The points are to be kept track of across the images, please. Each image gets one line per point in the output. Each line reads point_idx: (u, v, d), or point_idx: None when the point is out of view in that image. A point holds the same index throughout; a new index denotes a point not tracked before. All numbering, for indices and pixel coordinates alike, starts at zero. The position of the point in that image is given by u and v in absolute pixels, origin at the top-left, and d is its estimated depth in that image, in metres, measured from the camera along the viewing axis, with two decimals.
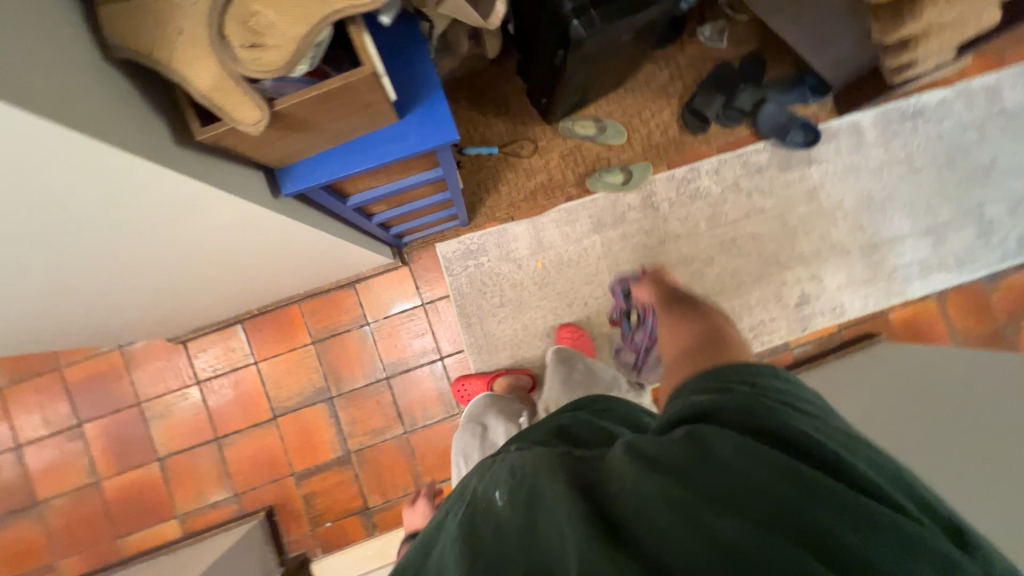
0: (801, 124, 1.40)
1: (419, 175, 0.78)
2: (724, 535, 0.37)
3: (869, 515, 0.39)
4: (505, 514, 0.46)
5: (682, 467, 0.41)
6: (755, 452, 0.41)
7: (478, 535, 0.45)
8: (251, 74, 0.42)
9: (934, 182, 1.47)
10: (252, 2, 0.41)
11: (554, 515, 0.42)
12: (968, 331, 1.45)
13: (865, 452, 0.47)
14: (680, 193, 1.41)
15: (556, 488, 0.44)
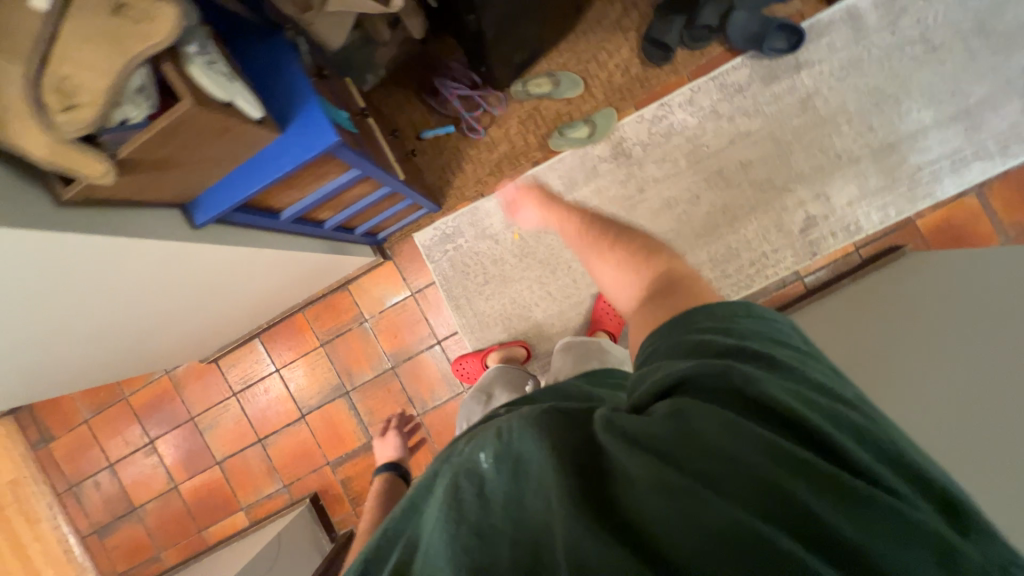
0: (780, 26, 1.24)
1: (339, 178, 0.82)
2: (710, 522, 0.36)
3: (870, 504, 0.38)
4: (489, 478, 0.45)
5: (674, 452, 0.41)
6: (748, 437, 0.40)
7: (461, 497, 0.45)
8: (75, 134, 0.47)
9: (960, 57, 1.25)
10: (59, 66, 0.45)
11: (540, 485, 0.42)
12: (1022, 224, 1.25)
13: (874, 429, 0.44)
14: (652, 134, 1.33)
15: (543, 456, 0.44)
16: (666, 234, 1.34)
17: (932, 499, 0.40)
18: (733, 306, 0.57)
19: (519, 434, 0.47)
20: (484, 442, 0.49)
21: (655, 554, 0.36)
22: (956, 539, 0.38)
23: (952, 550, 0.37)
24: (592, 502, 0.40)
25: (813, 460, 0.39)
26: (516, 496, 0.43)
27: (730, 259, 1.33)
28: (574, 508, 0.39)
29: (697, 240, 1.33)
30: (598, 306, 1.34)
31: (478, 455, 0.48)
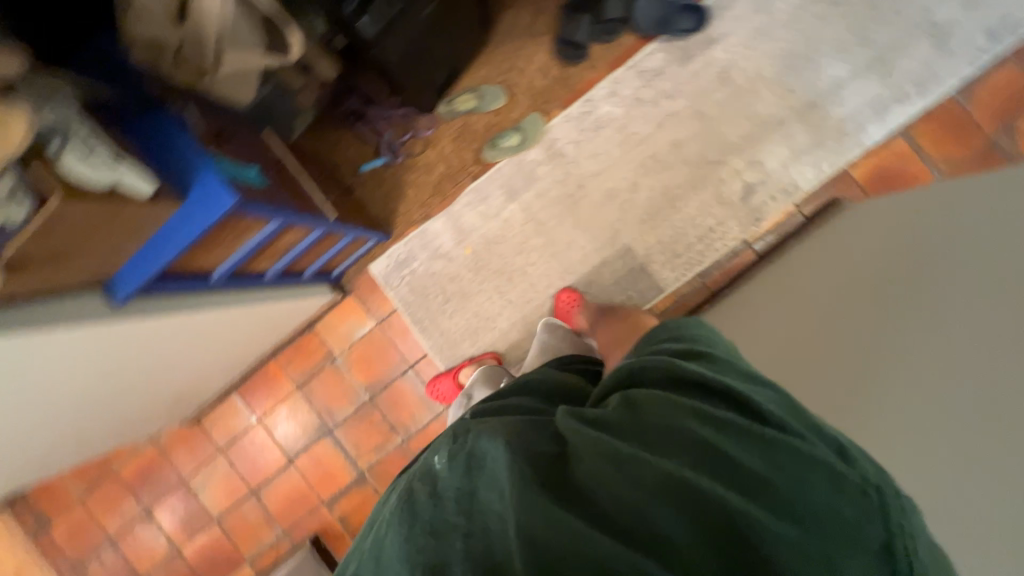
0: (682, 7, 1.28)
1: (261, 232, 0.84)
2: (641, 476, 0.46)
3: (768, 442, 0.49)
4: (445, 475, 0.52)
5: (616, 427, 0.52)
6: (674, 406, 0.53)
7: (418, 502, 0.51)
8: None
9: (861, 9, 1.28)
10: None
11: (492, 473, 0.49)
12: (953, 157, 1.28)
13: (772, 392, 0.57)
14: (582, 130, 1.36)
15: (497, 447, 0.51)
16: (612, 224, 1.36)
17: (822, 436, 0.52)
18: (685, 321, 0.73)
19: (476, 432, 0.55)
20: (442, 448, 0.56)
21: (606, 507, 0.45)
22: (840, 464, 0.49)
23: (834, 472, 0.48)
24: (548, 475, 0.48)
25: (727, 416, 0.51)
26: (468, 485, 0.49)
27: (679, 238, 1.35)
28: (537, 478, 0.47)
29: (644, 225, 1.36)
30: (559, 305, 1.35)
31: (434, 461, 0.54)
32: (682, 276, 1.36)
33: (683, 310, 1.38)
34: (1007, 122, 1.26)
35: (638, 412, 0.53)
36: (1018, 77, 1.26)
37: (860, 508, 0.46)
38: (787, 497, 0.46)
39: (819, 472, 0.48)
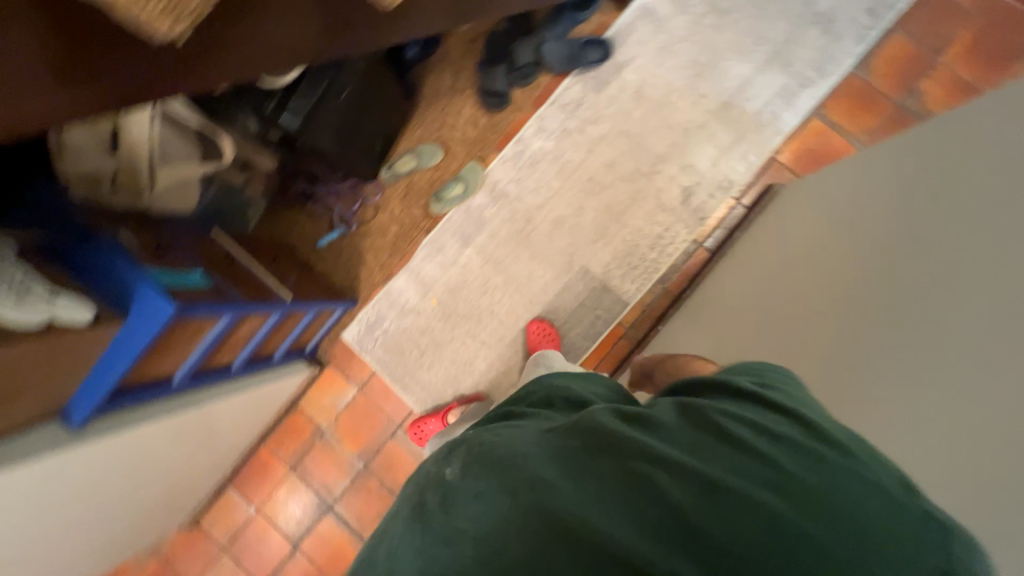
0: (586, 43, 1.38)
1: (215, 330, 0.87)
2: (687, 479, 0.44)
3: (822, 457, 0.46)
4: (459, 480, 0.54)
5: (668, 430, 0.50)
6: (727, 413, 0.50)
7: (439, 508, 0.53)
8: None
9: (749, 13, 1.39)
10: None
11: (505, 473, 0.50)
12: (867, 127, 1.35)
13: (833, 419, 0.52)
14: (519, 168, 1.43)
15: (516, 451, 0.52)
16: (566, 249, 1.41)
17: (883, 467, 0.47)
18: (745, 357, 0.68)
19: (495, 439, 0.56)
20: (458, 456, 0.59)
21: (636, 515, 0.43)
22: (900, 493, 0.45)
23: (894, 501, 0.44)
24: (569, 475, 0.47)
25: (785, 429, 0.48)
26: (482, 487, 0.51)
27: (631, 251, 1.39)
28: (557, 479, 0.47)
29: (596, 244, 1.40)
30: (530, 337, 1.37)
31: (450, 469, 0.57)
32: (642, 286, 1.39)
33: (651, 317, 1.41)
34: (907, 86, 1.35)
35: (673, 416, 0.51)
36: (906, 45, 1.36)
37: (906, 523, 0.42)
38: (820, 497, 0.43)
39: (878, 497, 0.44)
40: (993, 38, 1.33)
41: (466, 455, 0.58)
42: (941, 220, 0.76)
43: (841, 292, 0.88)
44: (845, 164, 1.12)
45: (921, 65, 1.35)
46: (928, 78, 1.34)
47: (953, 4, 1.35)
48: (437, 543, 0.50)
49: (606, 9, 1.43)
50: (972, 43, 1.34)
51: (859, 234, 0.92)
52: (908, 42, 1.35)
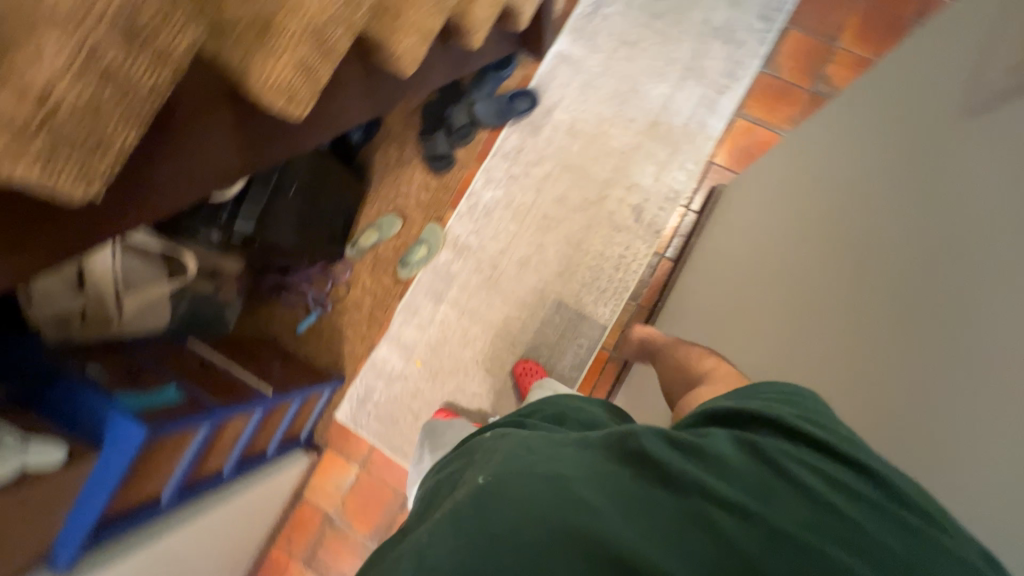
0: (514, 95, 1.49)
1: (196, 440, 0.89)
2: (765, 529, 0.41)
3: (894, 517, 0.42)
4: (490, 487, 0.46)
5: (735, 468, 0.46)
6: (795, 458, 0.47)
7: (459, 513, 0.45)
8: None
9: (656, 40, 1.51)
10: None
11: (552, 487, 0.44)
12: (788, 117, 1.44)
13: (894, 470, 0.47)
14: (476, 220, 1.49)
15: (565, 468, 0.46)
16: (535, 286, 1.45)
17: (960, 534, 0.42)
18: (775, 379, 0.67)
19: (536, 451, 0.50)
20: (487, 467, 0.51)
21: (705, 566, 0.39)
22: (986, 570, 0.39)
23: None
24: (622, 505, 0.43)
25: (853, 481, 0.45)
26: (519, 495, 0.44)
27: (598, 275, 1.43)
28: (609, 505, 0.42)
29: (563, 276, 1.44)
30: (519, 379, 1.38)
31: (477, 480, 0.49)
32: (616, 307, 1.42)
33: None
34: (813, 74, 1.45)
35: (727, 449, 0.48)
36: (804, 38, 1.47)
37: None
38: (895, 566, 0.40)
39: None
40: (879, 16, 1.45)
41: (496, 464, 0.50)
42: (844, 175, 0.81)
43: (778, 259, 0.91)
44: (776, 153, 1.19)
45: (822, 54, 1.46)
46: (830, 63, 1.45)
47: None
48: (460, 555, 0.41)
49: (526, 63, 1.54)
50: (862, 24, 1.45)
51: (799, 196, 0.95)
52: (804, 36, 1.46)
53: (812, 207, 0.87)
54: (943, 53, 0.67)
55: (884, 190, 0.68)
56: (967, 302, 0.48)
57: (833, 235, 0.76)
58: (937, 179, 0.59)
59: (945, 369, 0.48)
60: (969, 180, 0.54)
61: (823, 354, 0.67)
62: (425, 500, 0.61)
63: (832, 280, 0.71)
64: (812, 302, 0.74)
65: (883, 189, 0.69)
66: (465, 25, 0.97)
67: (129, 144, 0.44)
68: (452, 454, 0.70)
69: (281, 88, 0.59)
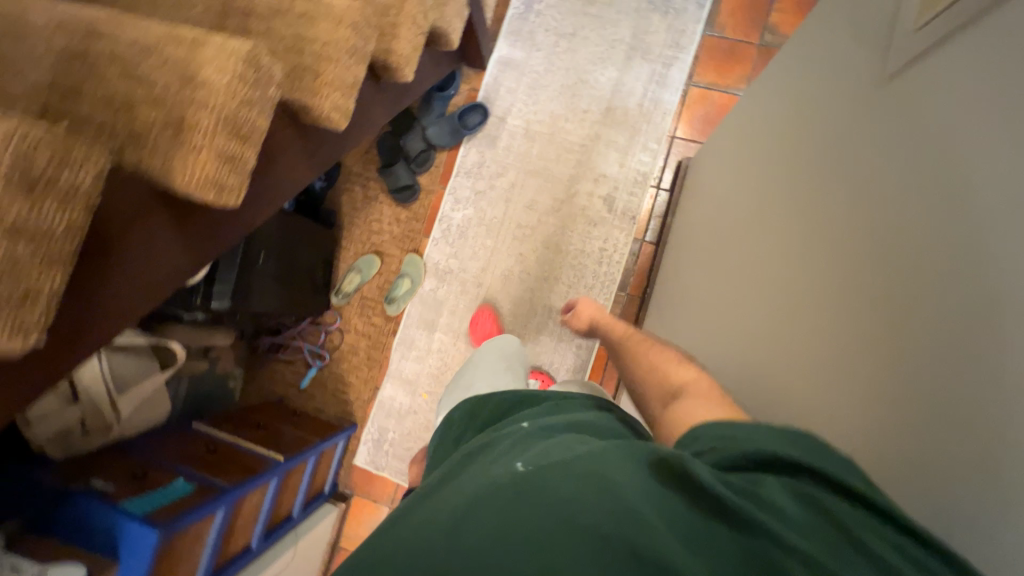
0: (464, 111, 1.47)
1: (214, 527, 0.90)
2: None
3: None
4: (534, 474, 0.47)
5: (789, 519, 0.43)
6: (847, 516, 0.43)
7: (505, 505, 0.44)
8: None
9: (593, 25, 1.49)
10: None
11: (602, 495, 0.43)
12: (740, 75, 1.41)
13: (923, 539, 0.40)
14: (452, 242, 1.49)
15: (613, 472, 0.46)
16: (523, 296, 1.44)
17: None
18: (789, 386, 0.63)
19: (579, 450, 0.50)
20: (525, 455, 0.52)
21: None
22: None
23: None
24: (668, 521, 0.42)
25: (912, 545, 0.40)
26: (562, 493, 0.44)
27: (582, 272, 1.43)
28: (660, 523, 0.42)
29: (549, 280, 1.44)
30: None
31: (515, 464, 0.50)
32: (607, 301, 1.41)
33: None
34: (759, 26, 1.42)
35: (779, 495, 0.45)
36: None
37: None
38: None
39: None
40: None
41: (537, 456, 0.51)
42: (797, 146, 0.80)
43: (753, 215, 0.89)
44: (733, 128, 1.16)
45: (762, 4, 1.42)
46: (775, 11, 1.41)
47: None
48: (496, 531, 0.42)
49: (470, 76, 1.53)
50: None
51: (764, 151, 0.93)
52: None
53: (770, 181, 0.86)
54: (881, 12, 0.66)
55: (850, 136, 0.65)
56: (923, 253, 0.48)
57: (793, 208, 0.75)
58: (885, 141, 0.58)
59: (904, 339, 0.48)
60: (918, 128, 0.53)
61: (797, 318, 0.67)
62: (453, 468, 0.64)
63: (799, 256, 0.70)
64: (781, 280, 0.73)
65: (836, 156, 0.68)
66: (392, 61, 0.96)
67: (56, 288, 0.44)
68: (486, 433, 0.74)
69: (208, 181, 0.58)
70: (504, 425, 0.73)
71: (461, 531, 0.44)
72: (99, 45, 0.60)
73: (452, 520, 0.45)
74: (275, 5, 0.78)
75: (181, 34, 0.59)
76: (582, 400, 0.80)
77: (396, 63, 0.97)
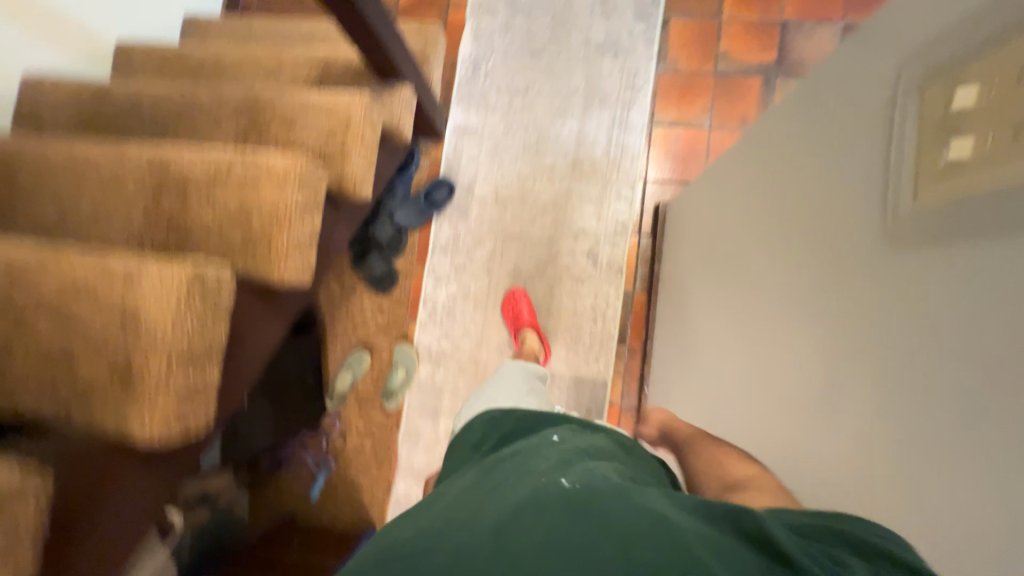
0: (429, 187, 1.42)
1: None
2: None
3: None
4: (591, 501, 0.47)
5: None
6: None
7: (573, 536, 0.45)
8: None
9: (544, 77, 1.45)
10: None
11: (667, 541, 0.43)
12: (701, 108, 1.39)
13: None
14: (441, 322, 1.44)
15: (662, 507, 0.47)
16: None
17: None
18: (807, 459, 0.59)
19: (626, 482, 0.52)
20: (568, 470, 0.54)
21: None
22: None
23: None
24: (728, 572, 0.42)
25: None
26: (613, 517, 0.46)
27: (578, 333, 1.39)
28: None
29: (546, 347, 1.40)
30: None
31: (558, 480, 0.52)
32: (608, 358, 1.38)
33: (635, 379, 1.38)
34: (711, 55, 1.39)
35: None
36: (688, 23, 1.41)
37: None
38: None
39: None
40: None
41: (586, 475, 0.53)
42: (771, 211, 0.70)
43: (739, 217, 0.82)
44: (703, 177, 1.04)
45: (711, 33, 1.40)
46: (724, 38, 1.39)
47: None
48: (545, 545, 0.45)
49: (429, 148, 1.48)
50: None
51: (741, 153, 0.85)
52: (687, 22, 1.41)
53: (749, 231, 0.77)
54: (849, 76, 0.55)
55: (831, 142, 0.57)
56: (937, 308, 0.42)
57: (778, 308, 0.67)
58: (861, 199, 0.51)
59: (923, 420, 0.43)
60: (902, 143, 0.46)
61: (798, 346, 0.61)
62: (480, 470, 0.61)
63: (795, 369, 0.62)
64: (776, 372, 0.66)
65: (816, 263, 0.59)
66: (349, 186, 0.91)
67: None
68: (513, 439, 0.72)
69: (174, 424, 0.53)
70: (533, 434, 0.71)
71: (507, 536, 0.46)
72: (28, 290, 0.54)
73: (506, 538, 0.46)
74: (211, 172, 0.73)
75: (111, 268, 0.53)
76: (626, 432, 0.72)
77: (353, 187, 0.92)
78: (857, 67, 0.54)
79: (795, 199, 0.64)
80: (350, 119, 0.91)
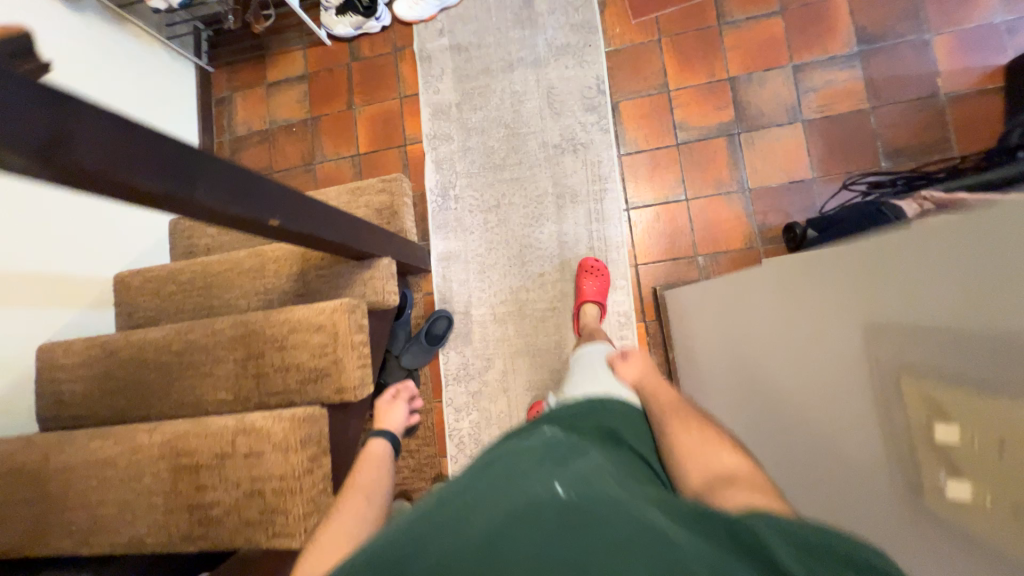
0: (428, 322, 1.44)
1: None
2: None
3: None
4: (583, 508, 0.50)
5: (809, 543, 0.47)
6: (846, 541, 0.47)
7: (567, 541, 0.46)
8: None
9: (512, 188, 1.46)
10: None
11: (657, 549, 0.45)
12: (672, 184, 1.38)
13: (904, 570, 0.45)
14: (471, 453, 1.43)
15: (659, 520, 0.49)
16: None
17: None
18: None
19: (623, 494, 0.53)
20: (565, 479, 0.55)
21: None
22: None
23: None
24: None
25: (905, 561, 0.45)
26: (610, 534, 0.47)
27: None
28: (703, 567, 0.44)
29: None
30: None
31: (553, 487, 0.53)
32: None
33: None
34: (669, 126, 1.39)
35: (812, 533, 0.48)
36: (637, 104, 1.42)
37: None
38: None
39: None
40: (688, 40, 1.40)
41: (578, 482, 0.55)
42: (801, 363, 0.80)
43: (768, 345, 0.91)
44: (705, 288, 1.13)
45: (661, 108, 1.40)
46: (676, 108, 1.39)
47: (638, 45, 1.43)
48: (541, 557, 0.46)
49: (419, 282, 1.50)
50: (678, 56, 1.40)
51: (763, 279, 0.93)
52: (635, 103, 1.42)
53: (780, 364, 0.86)
54: (868, 291, 0.64)
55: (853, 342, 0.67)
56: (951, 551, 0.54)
57: (816, 405, 0.77)
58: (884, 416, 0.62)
59: None
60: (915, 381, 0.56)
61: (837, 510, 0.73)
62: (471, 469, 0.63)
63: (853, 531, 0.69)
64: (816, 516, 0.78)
65: (841, 446, 0.70)
66: (351, 395, 0.93)
67: None
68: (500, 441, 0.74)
69: None
70: (525, 430, 0.76)
71: (504, 547, 0.47)
72: None
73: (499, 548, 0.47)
74: (220, 450, 0.75)
75: None
76: (623, 409, 0.86)
77: (356, 392, 0.93)
78: (877, 296, 0.62)
79: (827, 373, 0.73)
80: (337, 330, 0.93)
